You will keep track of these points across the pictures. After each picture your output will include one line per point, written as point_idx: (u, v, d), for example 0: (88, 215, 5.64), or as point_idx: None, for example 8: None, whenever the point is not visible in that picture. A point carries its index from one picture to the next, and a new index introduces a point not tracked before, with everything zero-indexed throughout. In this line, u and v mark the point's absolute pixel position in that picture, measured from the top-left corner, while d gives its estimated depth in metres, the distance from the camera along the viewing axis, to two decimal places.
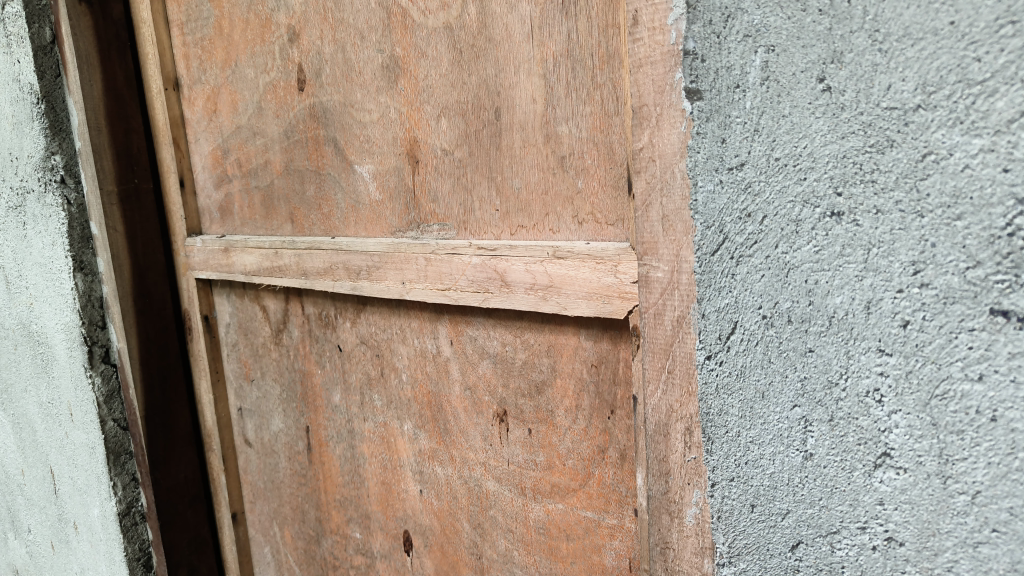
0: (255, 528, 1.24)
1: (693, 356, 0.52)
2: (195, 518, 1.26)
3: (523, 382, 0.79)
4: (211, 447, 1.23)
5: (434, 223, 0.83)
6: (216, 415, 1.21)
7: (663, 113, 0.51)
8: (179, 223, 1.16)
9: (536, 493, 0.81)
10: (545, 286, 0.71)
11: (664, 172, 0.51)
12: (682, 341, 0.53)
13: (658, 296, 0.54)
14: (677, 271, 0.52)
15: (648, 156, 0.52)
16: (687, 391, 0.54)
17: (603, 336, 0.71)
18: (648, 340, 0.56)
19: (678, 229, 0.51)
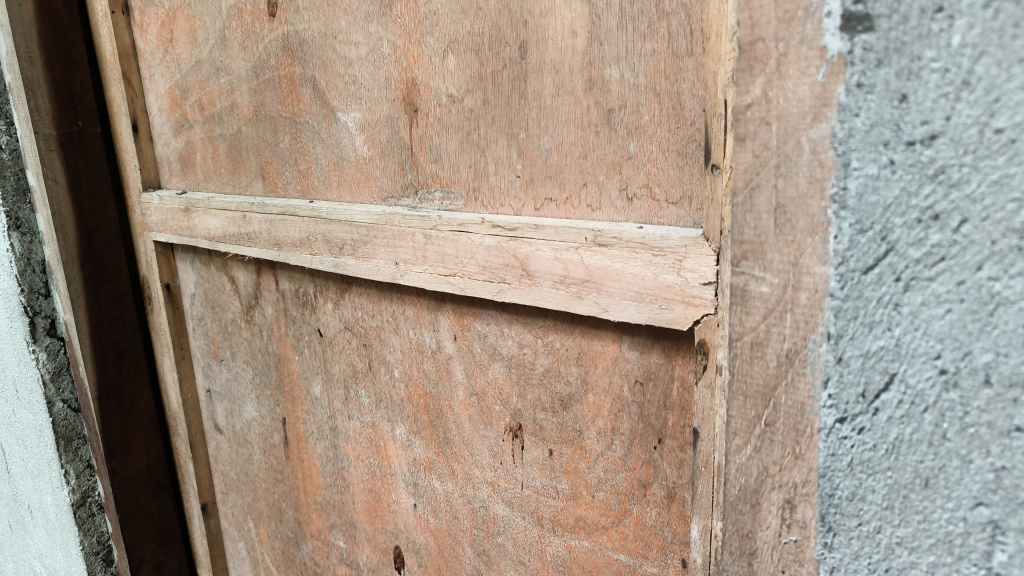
0: (227, 521, 1.10)
1: (807, 408, 0.37)
2: (160, 508, 1.11)
3: (544, 393, 0.64)
4: (177, 430, 1.08)
5: (437, 189, 0.66)
6: (182, 397, 1.05)
7: (790, 52, 0.34)
8: (134, 174, 0.99)
9: (556, 525, 0.66)
10: (580, 281, 0.55)
11: (783, 142, 0.35)
12: (790, 385, 0.37)
13: (759, 320, 0.38)
14: (793, 287, 0.36)
15: (760, 116, 0.36)
16: (794, 453, 0.38)
17: (653, 346, 0.55)
18: (737, 376, 0.40)
19: (800, 226, 0.35)
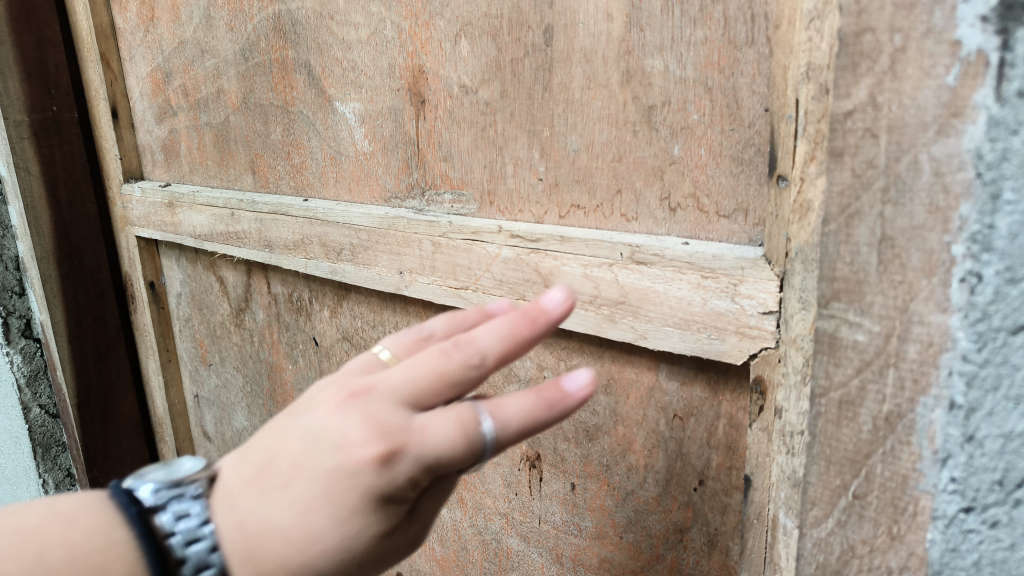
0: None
1: (908, 481, 0.33)
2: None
3: (566, 422, 0.57)
4: (164, 436, 1.02)
5: (446, 191, 0.59)
6: (168, 402, 0.99)
7: (909, 47, 0.30)
8: (114, 164, 0.91)
9: (578, 565, 0.60)
10: (613, 302, 0.48)
11: (895, 159, 0.31)
12: (890, 454, 0.34)
13: (853, 374, 0.34)
14: (899, 338, 0.32)
15: (864, 125, 0.32)
16: (890, 532, 0.35)
17: (696, 378, 0.49)
18: (820, 438, 0.37)
19: (912, 263, 0.31)
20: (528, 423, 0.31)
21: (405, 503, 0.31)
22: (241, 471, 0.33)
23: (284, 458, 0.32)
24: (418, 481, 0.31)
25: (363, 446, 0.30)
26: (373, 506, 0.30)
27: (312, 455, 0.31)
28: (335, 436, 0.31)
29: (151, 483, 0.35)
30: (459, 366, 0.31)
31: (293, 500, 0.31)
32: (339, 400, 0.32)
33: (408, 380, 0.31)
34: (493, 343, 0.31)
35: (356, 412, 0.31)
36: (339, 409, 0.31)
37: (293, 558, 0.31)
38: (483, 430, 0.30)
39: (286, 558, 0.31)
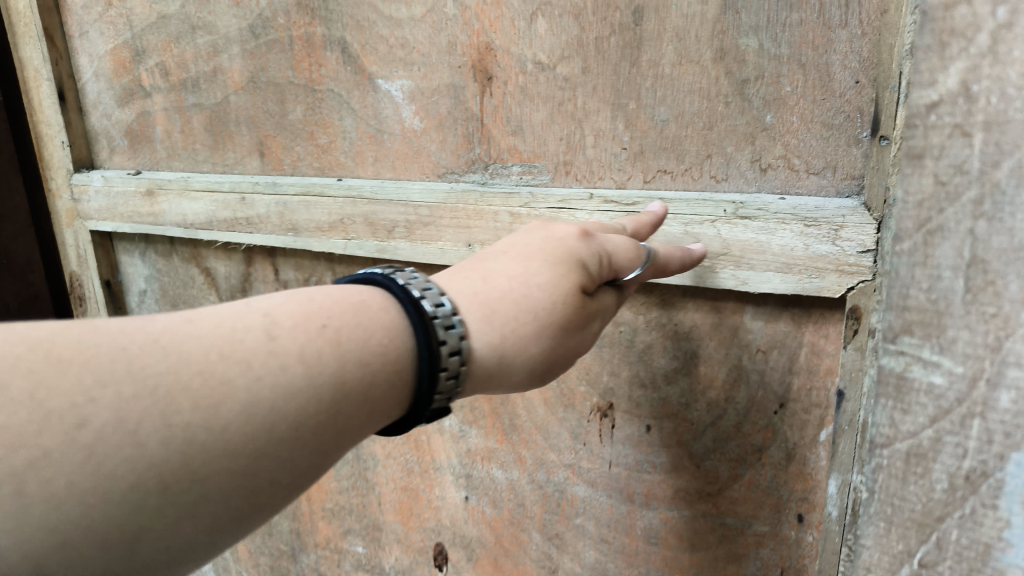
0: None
1: (991, 549, 0.48)
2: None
3: (643, 369, 0.63)
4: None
5: (514, 163, 0.62)
6: None
7: (1015, 22, 0.41)
8: (60, 152, 0.83)
9: (650, 499, 0.67)
10: (715, 254, 0.55)
11: (988, 161, 0.43)
12: (968, 515, 0.48)
13: (926, 423, 0.49)
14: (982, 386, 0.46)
15: (954, 119, 0.44)
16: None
17: (781, 314, 0.57)
18: (881, 496, 0.52)
19: (1007, 290, 0.44)
20: (674, 258, 0.50)
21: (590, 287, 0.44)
22: (463, 267, 0.45)
23: (503, 247, 0.46)
24: (598, 270, 0.45)
25: (567, 228, 0.46)
26: (581, 272, 0.43)
27: (525, 238, 0.46)
28: (542, 231, 0.46)
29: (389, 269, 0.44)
30: (613, 230, 0.50)
31: (524, 268, 0.43)
32: (540, 232, 0.46)
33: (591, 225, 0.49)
34: (644, 225, 0.52)
35: (546, 226, 0.47)
36: (542, 234, 0.46)
37: (515, 287, 0.42)
38: (643, 245, 0.48)
39: (522, 305, 0.41)
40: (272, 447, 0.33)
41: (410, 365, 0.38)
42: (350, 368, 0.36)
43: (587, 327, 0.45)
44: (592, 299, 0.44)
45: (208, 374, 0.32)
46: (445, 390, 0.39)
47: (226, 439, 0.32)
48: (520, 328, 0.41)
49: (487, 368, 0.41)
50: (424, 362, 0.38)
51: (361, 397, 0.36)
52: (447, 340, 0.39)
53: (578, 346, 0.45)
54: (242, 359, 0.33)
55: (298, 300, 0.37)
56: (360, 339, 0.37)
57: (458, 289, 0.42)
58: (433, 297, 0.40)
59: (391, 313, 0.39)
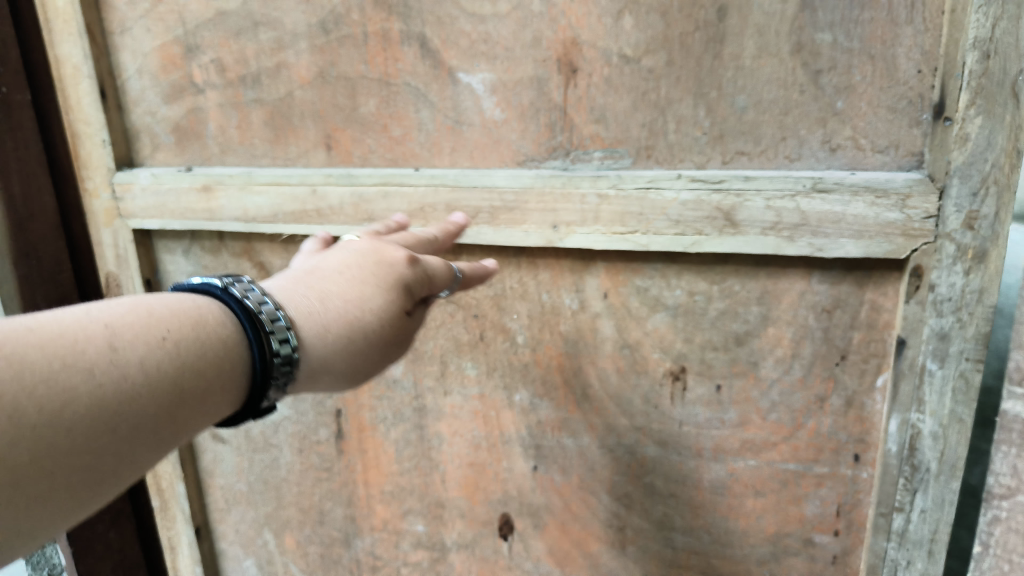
0: (227, 539, 0.99)
1: None
2: (118, 538, 1.03)
3: (715, 334, 0.70)
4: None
5: (596, 149, 0.67)
6: None
7: None
8: (99, 149, 0.82)
9: (718, 453, 0.74)
10: (793, 225, 0.62)
11: None
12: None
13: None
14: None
15: None
16: None
17: (845, 277, 0.64)
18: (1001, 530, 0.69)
19: None
20: (472, 277, 0.59)
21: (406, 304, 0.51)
22: (297, 279, 0.49)
23: (335, 265, 0.51)
24: (420, 290, 0.53)
25: (399, 253, 0.52)
26: (389, 295, 0.49)
27: (357, 259, 0.51)
28: (360, 254, 0.52)
29: (213, 278, 0.45)
30: (427, 240, 0.60)
31: (360, 288, 0.49)
32: (367, 251, 0.52)
33: (376, 246, 0.54)
34: (449, 234, 0.63)
35: (382, 245, 0.54)
36: (371, 255, 0.52)
37: (349, 309, 0.47)
38: (445, 267, 0.56)
39: (349, 320, 0.47)
40: (128, 441, 0.36)
41: (240, 375, 0.42)
42: (185, 376, 0.38)
43: (396, 341, 0.50)
44: (413, 315, 0.52)
45: (53, 381, 0.33)
46: (275, 389, 0.44)
47: (68, 437, 0.33)
48: (349, 343, 0.46)
49: (340, 370, 0.47)
50: (257, 366, 0.42)
51: (198, 399, 0.39)
52: (280, 352, 0.43)
53: (390, 354, 0.50)
54: (87, 367, 0.35)
55: (139, 311, 0.39)
56: (199, 350, 0.39)
57: (293, 303, 0.46)
58: (269, 311, 0.43)
59: (227, 329, 0.42)
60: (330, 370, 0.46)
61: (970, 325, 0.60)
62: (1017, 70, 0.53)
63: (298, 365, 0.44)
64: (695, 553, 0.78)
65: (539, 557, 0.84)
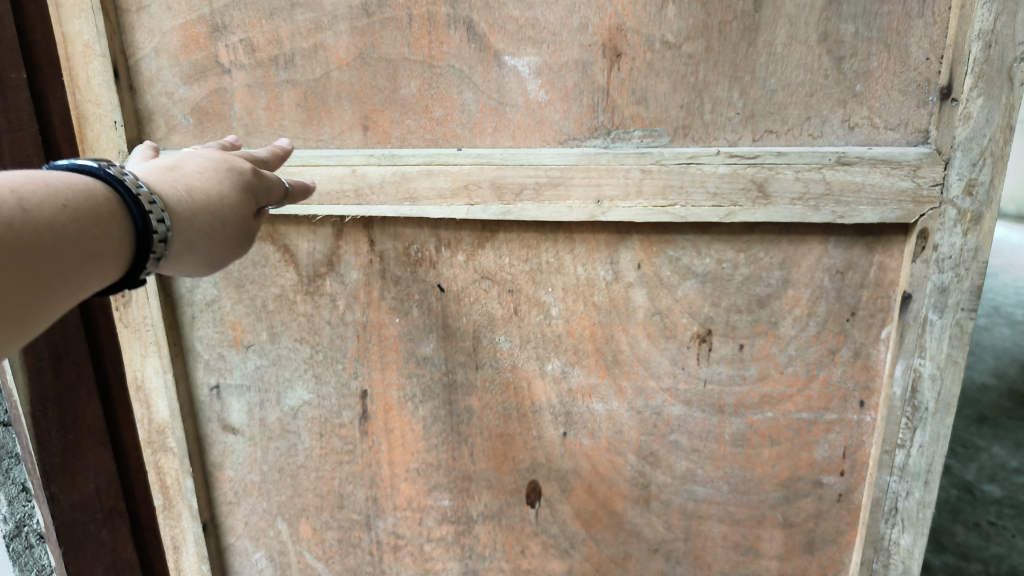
0: (234, 535, 0.97)
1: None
2: (112, 537, 1.03)
3: (740, 298, 0.76)
4: (163, 446, 0.92)
5: (636, 128, 0.72)
6: (175, 403, 0.90)
7: None
8: (110, 132, 0.79)
9: (739, 407, 0.81)
10: (819, 195, 0.69)
11: None
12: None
13: None
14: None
15: None
16: None
17: (857, 242, 0.73)
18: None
19: None
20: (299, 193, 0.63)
21: (250, 208, 0.57)
22: (160, 172, 0.52)
23: (193, 166, 0.54)
24: (263, 200, 0.58)
25: (245, 164, 0.58)
26: (243, 196, 0.55)
27: (204, 161, 0.55)
28: (201, 159, 0.56)
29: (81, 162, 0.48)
30: (259, 160, 0.61)
31: (218, 186, 0.54)
32: (221, 158, 0.56)
33: (203, 156, 0.56)
34: (277, 156, 0.64)
35: (205, 154, 0.57)
36: (221, 162, 0.56)
37: (214, 203, 0.52)
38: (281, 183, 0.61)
39: (212, 210, 0.52)
40: (21, 284, 0.39)
41: (125, 246, 0.46)
42: (82, 239, 0.43)
43: (243, 240, 0.55)
44: (258, 218, 0.57)
45: None
46: (152, 263, 0.48)
47: None
48: (217, 235, 0.52)
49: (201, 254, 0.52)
50: (139, 239, 0.46)
51: (97, 259, 0.44)
52: (158, 232, 0.47)
53: (240, 247, 0.56)
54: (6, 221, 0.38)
55: (33, 179, 0.42)
56: (92, 219, 0.44)
57: (164, 187, 0.50)
58: (146, 194, 0.47)
59: (109, 204, 0.45)
60: (194, 253, 0.51)
61: (967, 278, 0.69)
62: (1013, 58, 0.62)
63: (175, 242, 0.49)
64: (715, 504, 0.85)
65: (565, 520, 0.89)
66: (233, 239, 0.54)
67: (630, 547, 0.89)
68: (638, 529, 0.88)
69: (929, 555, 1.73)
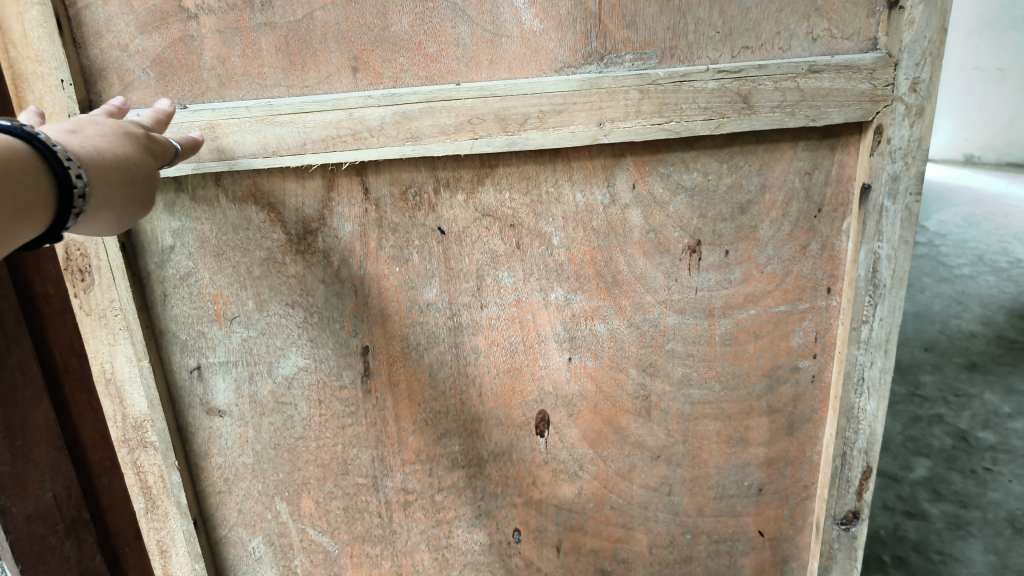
0: (228, 525, 0.92)
1: None
2: (76, 548, 1.31)
3: (724, 207, 0.83)
4: (142, 442, 0.84)
5: (627, 52, 0.76)
6: (154, 392, 0.82)
7: None
8: (55, 92, 0.70)
9: (727, 309, 0.88)
10: (794, 102, 0.77)
11: None
12: None
13: None
14: None
15: None
16: None
17: (822, 144, 0.81)
18: None
19: None
20: (187, 147, 0.69)
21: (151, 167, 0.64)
22: (65, 132, 0.58)
23: (93, 127, 0.61)
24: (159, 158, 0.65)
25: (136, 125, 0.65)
26: (145, 156, 0.63)
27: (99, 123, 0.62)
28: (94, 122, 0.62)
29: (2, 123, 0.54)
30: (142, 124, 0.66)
31: (120, 147, 0.61)
32: (115, 124, 0.63)
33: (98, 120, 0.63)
34: (160, 122, 0.68)
35: (101, 119, 0.63)
36: (116, 126, 0.63)
37: (121, 158, 0.60)
38: (172, 145, 0.67)
39: (120, 167, 0.60)
40: None
41: (54, 194, 0.53)
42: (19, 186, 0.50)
43: (147, 196, 0.63)
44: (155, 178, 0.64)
45: None
46: (74, 215, 0.56)
47: None
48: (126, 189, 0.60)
49: (115, 210, 0.60)
50: (63, 191, 0.54)
51: (31, 205, 0.51)
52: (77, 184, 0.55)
53: (146, 202, 0.64)
54: None
55: None
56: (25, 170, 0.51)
57: (74, 146, 0.57)
58: (64, 151, 0.55)
59: (38, 160, 0.52)
60: (108, 206, 0.59)
61: (913, 165, 0.80)
62: None
63: (93, 195, 0.57)
64: (709, 403, 0.92)
65: (573, 444, 0.92)
66: (138, 196, 0.62)
67: (635, 458, 0.94)
68: (641, 440, 0.93)
69: (929, 505, 1.90)
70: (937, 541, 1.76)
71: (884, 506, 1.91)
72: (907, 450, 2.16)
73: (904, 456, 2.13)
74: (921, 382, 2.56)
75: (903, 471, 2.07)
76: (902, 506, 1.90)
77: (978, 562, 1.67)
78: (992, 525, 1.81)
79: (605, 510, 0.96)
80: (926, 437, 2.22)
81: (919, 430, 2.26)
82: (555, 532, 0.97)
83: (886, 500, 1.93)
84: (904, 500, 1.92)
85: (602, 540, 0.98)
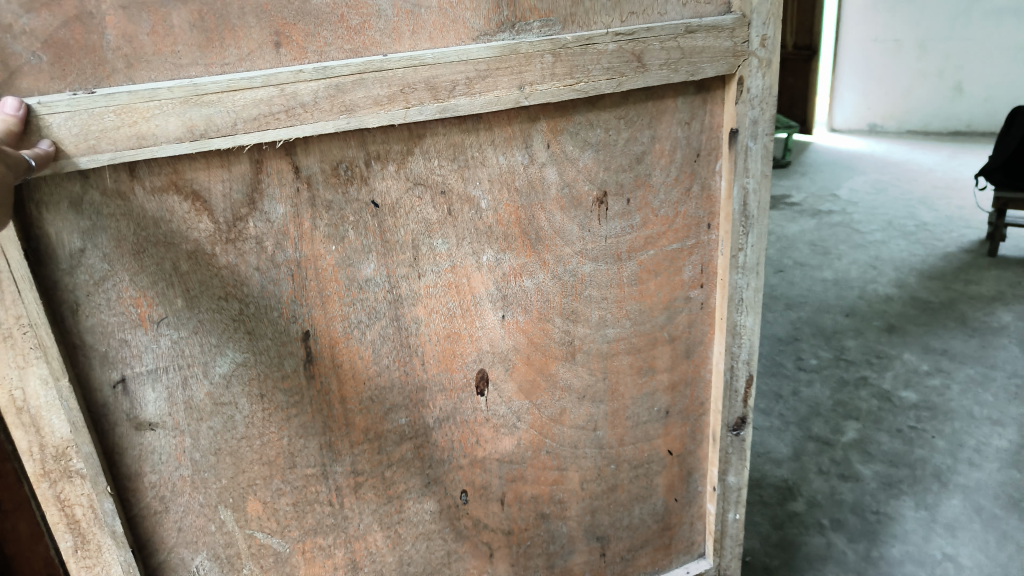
0: (170, 549, 0.85)
1: None
2: None
3: (624, 159, 0.92)
4: (65, 473, 0.76)
5: (535, 20, 0.82)
6: (77, 416, 0.75)
7: None
8: None
9: (632, 253, 0.98)
10: (676, 59, 0.88)
11: None
12: None
13: None
14: None
15: None
16: None
17: (695, 97, 0.94)
18: None
19: None
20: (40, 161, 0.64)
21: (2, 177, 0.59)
22: None
23: None
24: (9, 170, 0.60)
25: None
26: None
27: None
28: None
29: None
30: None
31: None
32: None
33: None
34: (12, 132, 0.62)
35: None
36: None
37: None
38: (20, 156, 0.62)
39: None
40: None
41: None
42: None
43: None
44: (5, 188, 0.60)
45: None
46: None
47: None
48: None
49: None
50: None
51: None
52: None
53: None
54: None
55: None
56: None
57: None
58: None
59: None
60: None
61: (767, 109, 0.96)
62: None
63: None
64: (622, 340, 1.02)
65: (510, 397, 0.98)
66: None
67: (565, 402, 1.02)
68: (569, 384, 1.01)
69: (861, 467, 2.22)
70: (873, 501, 2.08)
71: (822, 470, 2.21)
72: (838, 413, 2.49)
73: (836, 420, 2.45)
74: (847, 347, 2.90)
75: (836, 434, 2.38)
76: (838, 469, 2.22)
77: (910, 518, 2.00)
78: (920, 481, 2.14)
79: (542, 455, 1.03)
80: (856, 399, 2.56)
81: (847, 394, 2.59)
82: (499, 486, 1.02)
83: (824, 464, 2.24)
84: (841, 463, 2.24)
85: (540, 485, 1.05)
